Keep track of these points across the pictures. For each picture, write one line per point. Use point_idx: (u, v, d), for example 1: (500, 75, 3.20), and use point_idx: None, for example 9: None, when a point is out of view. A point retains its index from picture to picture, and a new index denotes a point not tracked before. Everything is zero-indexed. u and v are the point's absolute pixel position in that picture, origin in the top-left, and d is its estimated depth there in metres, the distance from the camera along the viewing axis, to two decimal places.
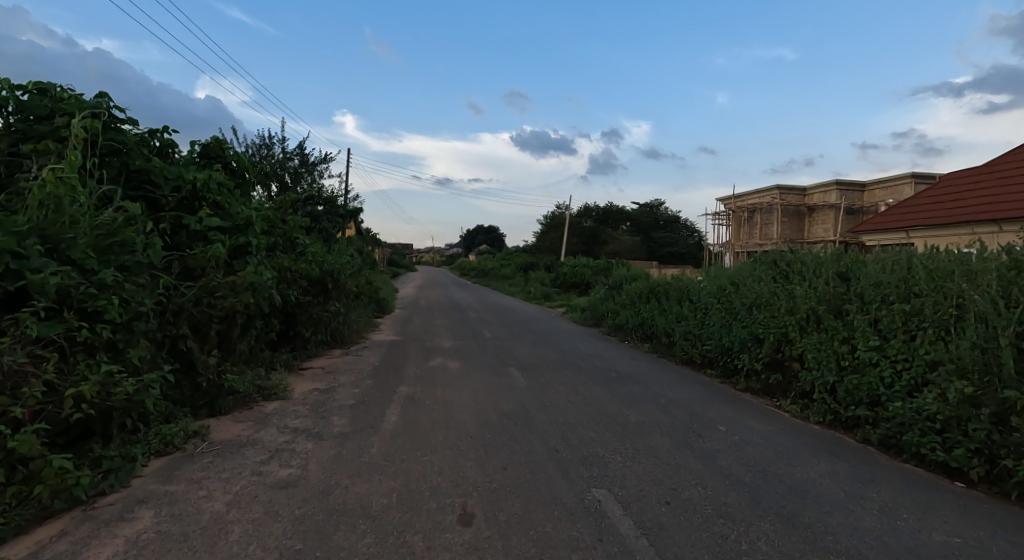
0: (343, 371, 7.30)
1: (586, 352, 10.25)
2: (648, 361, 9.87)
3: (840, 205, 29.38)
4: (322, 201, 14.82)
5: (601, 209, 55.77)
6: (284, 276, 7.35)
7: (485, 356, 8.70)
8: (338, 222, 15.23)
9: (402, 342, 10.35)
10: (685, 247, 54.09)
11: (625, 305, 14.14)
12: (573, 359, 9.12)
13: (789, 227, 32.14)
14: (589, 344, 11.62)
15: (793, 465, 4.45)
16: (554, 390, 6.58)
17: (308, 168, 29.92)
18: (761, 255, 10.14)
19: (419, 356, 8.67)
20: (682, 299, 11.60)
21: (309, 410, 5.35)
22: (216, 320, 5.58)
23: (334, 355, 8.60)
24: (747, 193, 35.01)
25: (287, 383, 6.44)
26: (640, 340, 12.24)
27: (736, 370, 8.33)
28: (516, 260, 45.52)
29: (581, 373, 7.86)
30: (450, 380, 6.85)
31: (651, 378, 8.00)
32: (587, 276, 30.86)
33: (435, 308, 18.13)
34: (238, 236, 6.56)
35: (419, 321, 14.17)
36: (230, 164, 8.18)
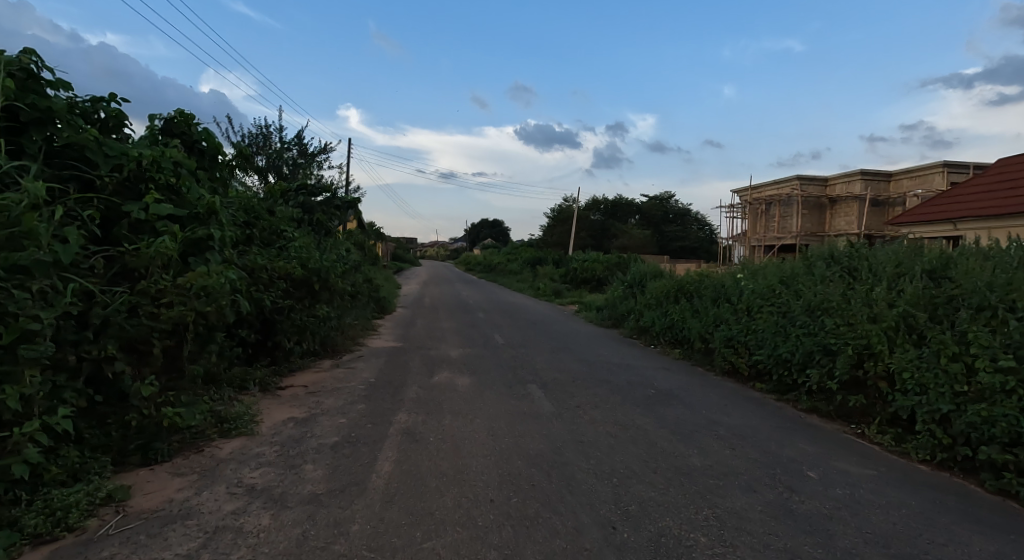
0: (330, 392, 6.05)
1: (613, 362, 8.98)
2: (685, 373, 8.58)
3: (866, 196, 27.88)
4: (316, 192, 13.58)
5: (610, 202, 54.32)
6: (257, 276, 6.11)
7: (500, 370, 7.43)
8: (334, 215, 14.00)
9: (403, 350, 9.10)
10: (696, 240, 52.64)
11: (649, 305, 12.85)
12: (600, 372, 7.87)
13: (810, 220, 30.68)
14: (613, 351, 10.35)
15: (943, 546, 3.19)
16: (588, 420, 5.31)
17: (307, 158, 28.67)
18: (814, 250, 8.85)
19: (422, 369, 7.42)
20: (718, 300, 10.28)
21: (277, 454, 4.11)
22: (159, 336, 4.34)
23: (322, 368, 7.35)
24: (764, 184, 33.54)
25: (257, 411, 5.20)
26: (669, 346, 10.95)
27: (796, 387, 7.05)
28: (523, 255, 44.23)
29: (615, 392, 6.59)
30: (460, 405, 5.60)
31: (697, 397, 6.73)
32: (598, 272, 29.56)
33: (439, 308, 16.90)
34: (196, 227, 5.34)
35: (423, 323, 12.94)
36: (197, 143, 6.97)
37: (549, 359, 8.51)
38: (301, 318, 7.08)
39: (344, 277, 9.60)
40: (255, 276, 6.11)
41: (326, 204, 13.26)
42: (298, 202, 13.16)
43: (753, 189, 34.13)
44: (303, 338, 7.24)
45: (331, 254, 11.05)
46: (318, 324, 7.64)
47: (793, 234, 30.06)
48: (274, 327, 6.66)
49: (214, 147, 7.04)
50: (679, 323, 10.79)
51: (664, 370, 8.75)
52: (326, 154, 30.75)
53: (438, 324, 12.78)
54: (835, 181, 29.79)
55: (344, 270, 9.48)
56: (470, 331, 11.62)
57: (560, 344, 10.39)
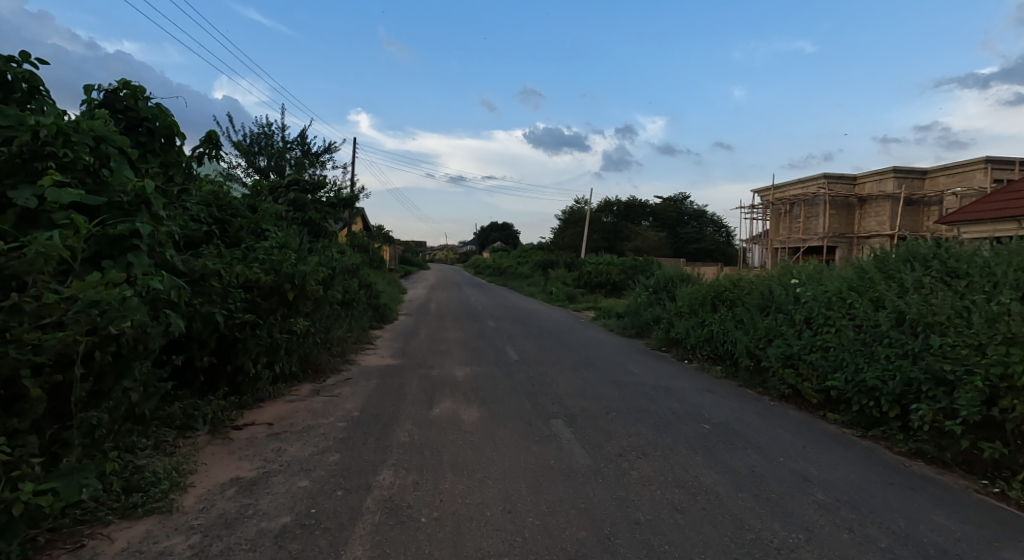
0: (298, 434, 4.70)
1: (647, 384, 7.57)
2: (737, 398, 7.16)
3: (899, 194, 26.25)
4: (309, 189, 12.31)
5: (623, 204, 52.79)
6: (206, 283, 4.78)
7: (516, 397, 6.05)
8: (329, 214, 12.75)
9: (401, 368, 7.74)
10: (712, 242, 51.03)
11: (680, 314, 11.43)
12: (636, 399, 6.48)
13: (838, 220, 29.09)
14: (644, 367, 8.93)
15: None
16: (638, 478, 3.91)
17: (310, 159, 27.52)
18: (888, 250, 7.43)
19: (420, 396, 6.04)
20: (767, 309, 8.83)
21: (192, 553, 2.76)
22: (34, 373, 3.02)
23: (297, 396, 6.03)
24: (788, 183, 31.96)
25: (191, 468, 3.85)
26: (707, 362, 9.52)
27: (886, 421, 5.62)
28: (534, 258, 42.85)
29: (661, 430, 5.20)
30: (465, 454, 4.23)
31: (765, 436, 5.34)
32: (613, 275, 28.16)
33: (446, 315, 15.54)
34: (117, 221, 4.05)
35: (427, 333, 11.58)
36: (146, 123, 5.76)
37: (574, 382, 7.13)
38: (270, 335, 5.74)
39: (331, 283, 8.25)
40: (203, 283, 4.78)
41: (320, 201, 11.96)
42: (290, 199, 11.87)
43: (775, 188, 32.52)
44: (274, 359, 5.89)
45: (321, 257, 9.73)
46: (294, 340, 6.30)
47: (820, 236, 28.45)
48: (234, 347, 5.33)
49: (166, 122, 5.75)
50: (720, 335, 9.34)
51: (710, 394, 7.33)
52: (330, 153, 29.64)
53: (445, 335, 11.41)
54: (865, 179, 28.13)
55: (333, 274, 8.15)
56: (477, 343, 10.24)
57: (583, 360, 9.00)
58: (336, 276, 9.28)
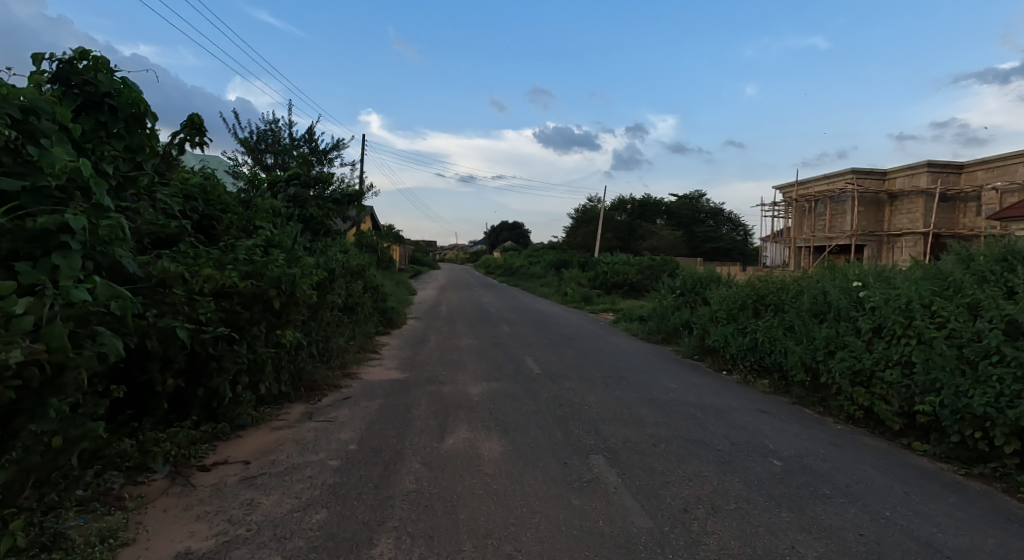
0: (280, 477, 3.78)
1: (691, 403, 6.58)
2: (798, 421, 6.15)
3: (933, 190, 24.97)
4: (311, 184, 11.42)
5: (637, 202, 51.60)
6: (167, 290, 3.88)
7: (544, 424, 5.09)
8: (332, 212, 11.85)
9: (408, 384, 6.81)
10: (729, 242, 49.74)
11: (715, 319, 10.41)
12: (685, 425, 5.49)
13: (866, 217, 27.84)
14: (681, 382, 7.93)
15: None
16: (718, 551, 2.95)
17: (317, 155, 26.73)
18: (975, 250, 6.39)
19: (430, 422, 5.10)
20: (823, 316, 7.80)
21: None
22: None
23: (285, 422, 5.10)
24: (813, 179, 30.72)
25: (130, 536, 2.93)
26: (751, 375, 8.50)
27: (1002, 459, 4.59)
28: (547, 257, 41.85)
29: (726, 471, 4.22)
30: (487, 512, 3.29)
31: (855, 478, 4.33)
32: (630, 276, 27.14)
33: (457, 319, 14.61)
34: (44, 211, 3.15)
35: (438, 340, 10.65)
36: (108, 99, 4.83)
37: (608, 403, 6.16)
38: (252, 351, 4.83)
39: (331, 287, 7.33)
40: (164, 291, 3.88)
41: (323, 198, 11.08)
42: (289, 194, 10.99)
43: (799, 184, 31.26)
44: (259, 379, 4.98)
45: (321, 258, 8.83)
46: (283, 354, 5.38)
47: (848, 233, 27.22)
48: (207, 366, 4.42)
49: (130, 99, 4.83)
50: (767, 345, 8.32)
51: (765, 415, 6.33)
52: (338, 150, 28.85)
53: (457, 342, 10.48)
54: (896, 174, 26.85)
55: (333, 278, 7.23)
56: (494, 353, 9.30)
57: (611, 373, 8.02)
58: (336, 279, 8.36)
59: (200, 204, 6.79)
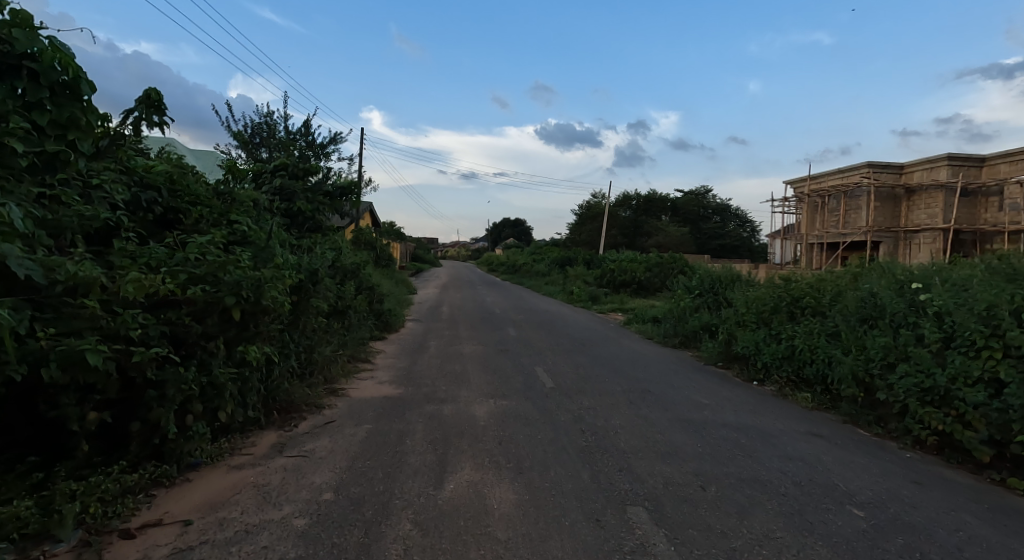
0: (225, 547, 2.88)
1: (730, 425, 5.67)
2: (859, 449, 5.22)
3: (954, 184, 23.97)
4: (299, 175, 10.51)
5: (642, 198, 50.58)
6: (79, 302, 2.98)
7: (564, 461, 4.17)
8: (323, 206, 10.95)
9: (402, 402, 5.89)
10: (737, 238, 48.76)
11: (741, 323, 9.48)
12: (733, 457, 4.57)
13: (882, 212, 26.86)
14: (712, 396, 7.01)
15: None
16: None
17: (313, 149, 25.84)
18: None
19: (425, 458, 4.19)
20: (874, 322, 6.85)
21: None
22: None
23: (249, 457, 4.19)
24: (826, 173, 29.73)
25: None
26: (788, 387, 7.58)
27: None
28: (550, 255, 40.95)
29: (800, 529, 3.31)
30: None
31: (964, 537, 3.41)
32: (638, 274, 26.23)
33: (459, 321, 13.71)
34: None
35: (438, 346, 9.74)
36: (27, 63, 3.88)
37: (636, 428, 5.23)
38: (206, 372, 3.93)
39: (314, 291, 6.43)
40: (75, 302, 2.97)
41: (311, 190, 10.17)
42: (275, 186, 10.08)
43: (811, 179, 30.25)
44: (216, 406, 4.08)
45: (305, 256, 7.93)
46: (250, 373, 4.48)
47: (864, 229, 26.24)
48: (145, 394, 3.53)
49: (56, 61, 3.89)
50: (807, 354, 7.39)
51: (819, 440, 5.41)
52: (335, 144, 27.96)
53: (459, 348, 9.56)
54: (913, 168, 25.84)
55: (317, 279, 6.32)
56: (500, 361, 8.38)
57: (632, 387, 7.09)
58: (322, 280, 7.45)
59: (162, 194, 5.89)
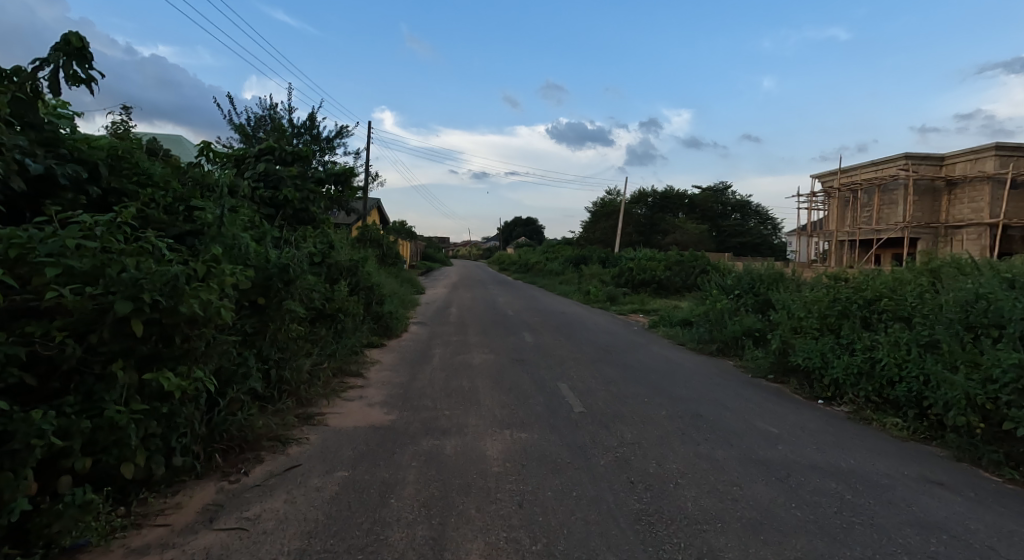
0: None
1: (818, 467, 4.35)
2: (1005, 505, 3.87)
3: (1002, 176, 22.27)
4: (288, 161, 9.32)
5: (659, 195, 49.02)
6: None
7: (615, 541, 2.88)
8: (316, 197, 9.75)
9: (393, 435, 4.62)
10: (758, 236, 47.05)
11: (798, 329, 8.12)
12: (848, 528, 3.26)
13: (921, 207, 25.21)
14: (778, 422, 5.69)
15: None
16: None
17: (318, 143, 24.76)
18: None
19: (416, 534, 2.92)
20: (986, 332, 5.48)
21: None
22: None
23: (163, 530, 2.95)
24: (858, 167, 28.08)
25: None
26: (868, 409, 6.22)
27: None
28: (565, 253, 39.60)
29: None
30: None
31: None
32: (658, 273, 24.87)
33: (469, 324, 12.45)
34: None
35: (443, 355, 8.48)
36: None
37: (700, 475, 3.92)
38: (92, 413, 2.70)
39: (285, 292, 5.19)
40: None
41: (300, 177, 8.97)
42: (259, 173, 8.90)
43: (842, 173, 28.61)
44: (116, 459, 2.85)
45: (283, 251, 6.71)
46: (177, 406, 3.24)
47: (901, 225, 24.61)
48: None
49: None
50: (895, 370, 6.02)
51: (944, 491, 4.06)
52: (342, 138, 26.88)
53: (468, 357, 8.29)
54: (956, 160, 24.16)
55: (289, 278, 5.08)
56: (516, 375, 7.09)
57: (677, 410, 5.78)
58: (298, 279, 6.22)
59: (99, 170, 4.71)
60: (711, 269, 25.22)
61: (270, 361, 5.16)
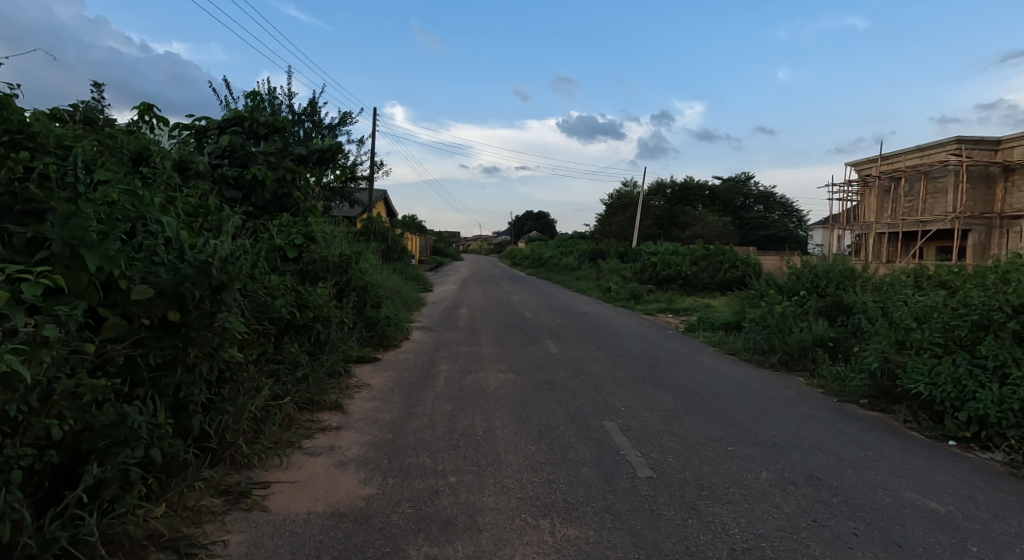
0: None
1: None
2: None
3: None
4: (261, 135, 7.68)
5: (678, 186, 46.93)
6: None
7: None
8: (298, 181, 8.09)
9: (365, 532, 2.92)
10: (782, 229, 44.84)
11: (904, 342, 6.30)
12: None
13: (973, 196, 23.11)
14: (930, 488, 3.92)
15: None
16: None
17: (319, 131, 23.20)
18: None
19: None
20: None
21: None
22: None
23: None
24: (901, 152, 25.92)
25: None
26: None
27: None
28: (580, 247, 37.83)
29: None
30: None
31: None
32: (684, 269, 23.03)
33: (482, 329, 10.73)
34: None
35: (451, 373, 6.76)
36: None
37: None
38: None
39: (208, 299, 3.52)
40: None
41: (274, 153, 7.32)
42: (223, 149, 7.27)
43: (883, 159, 26.45)
44: None
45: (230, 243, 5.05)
46: None
47: (952, 215, 22.47)
48: None
49: None
50: None
51: None
52: (345, 125, 25.23)
53: (480, 377, 6.59)
54: (1014, 142, 21.97)
55: (214, 280, 3.42)
56: (543, 406, 5.38)
57: (778, 467, 4.05)
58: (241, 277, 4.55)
59: None
60: (742, 264, 23.32)
61: (189, 400, 3.50)
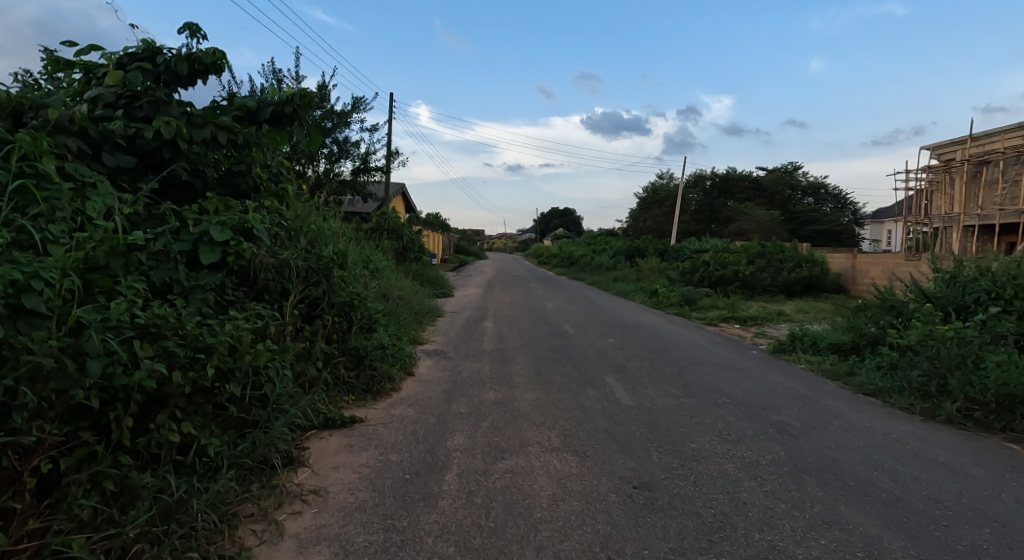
0: None
1: None
2: None
3: None
4: (184, 77, 5.00)
5: (719, 178, 43.48)
6: None
7: None
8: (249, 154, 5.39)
9: None
10: (835, 223, 41.05)
11: None
12: None
13: None
14: None
15: None
16: None
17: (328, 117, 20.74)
18: None
19: None
20: None
21: None
22: None
23: None
24: (996, 132, 22.35)
25: None
26: None
27: None
28: (614, 245, 34.86)
29: None
30: None
31: None
32: (742, 268, 19.99)
33: (516, 355, 7.98)
34: None
35: (473, 456, 4.05)
36: None
37: None
38: None
39: None
40: None
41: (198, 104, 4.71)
42: (117, 93, 4.63)
43: (973, 141, 22.92)
44: None
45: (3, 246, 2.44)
46: None
47: None
48: None
49: None
50: None
51: None
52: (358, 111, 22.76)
53: (521, 467, 3.85)
54: None
55: None
56: None
57: None
58: None
59: None
60: (808, 263, 20.16)
61: None
